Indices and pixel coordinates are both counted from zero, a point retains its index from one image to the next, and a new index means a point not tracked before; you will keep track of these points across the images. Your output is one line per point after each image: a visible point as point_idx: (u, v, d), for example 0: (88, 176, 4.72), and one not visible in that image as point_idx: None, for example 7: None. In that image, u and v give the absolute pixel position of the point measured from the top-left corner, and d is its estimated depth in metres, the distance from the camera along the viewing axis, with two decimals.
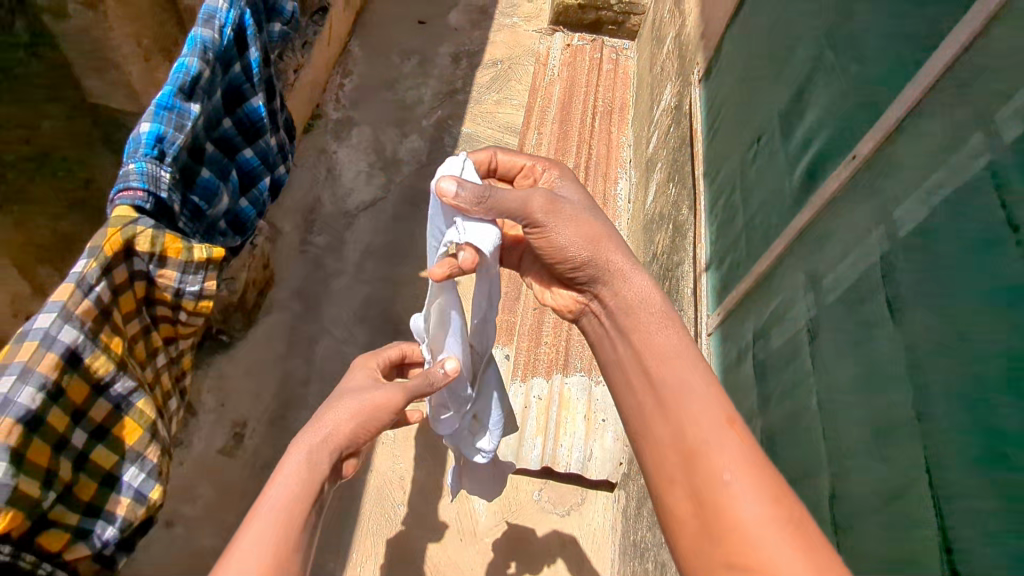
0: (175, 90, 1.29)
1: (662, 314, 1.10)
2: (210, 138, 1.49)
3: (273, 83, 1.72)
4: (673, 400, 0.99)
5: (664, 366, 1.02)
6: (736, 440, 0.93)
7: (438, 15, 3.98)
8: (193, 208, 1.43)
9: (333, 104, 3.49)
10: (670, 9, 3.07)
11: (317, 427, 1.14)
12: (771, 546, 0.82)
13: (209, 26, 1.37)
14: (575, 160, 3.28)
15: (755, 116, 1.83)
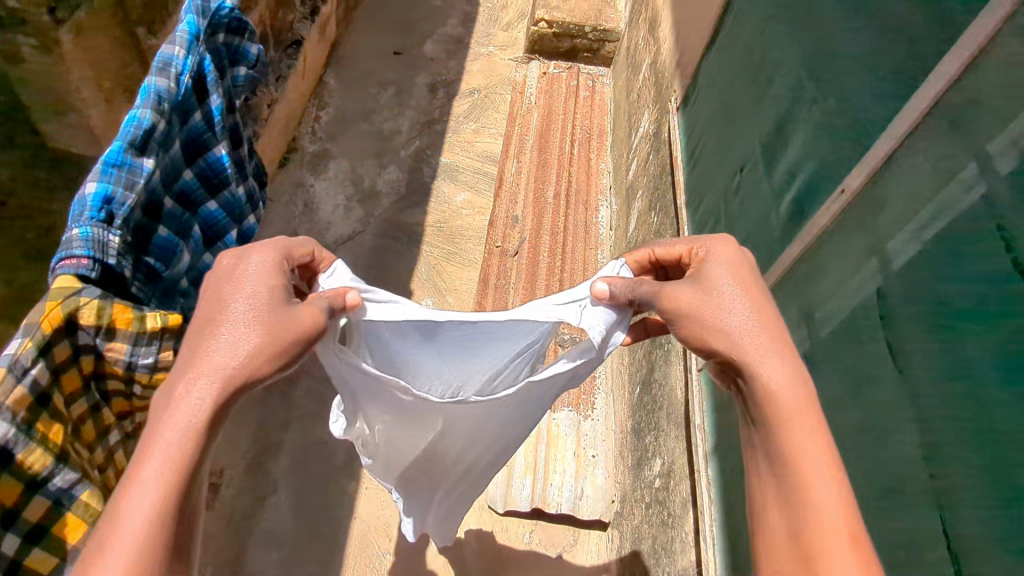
0: (125, 144, 1.11)
1: (810, 420, 1.00)
2: (168, 193, 1.31)
3: (240, 130, 1.55)
4: (801, 510, 0.94)
5: (797, 469, 0.97)
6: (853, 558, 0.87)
7: (413, 46, 3.95)
8: (146, 273, 1.25)
9: (309, 137, 3.42)
10: (645, 37, 3.07)
11: (221, 344, 1.00)
12: None
13: (164, 74, 1.21)
14: (556, 188, 3.26)
15: (737, 146, 1.80)
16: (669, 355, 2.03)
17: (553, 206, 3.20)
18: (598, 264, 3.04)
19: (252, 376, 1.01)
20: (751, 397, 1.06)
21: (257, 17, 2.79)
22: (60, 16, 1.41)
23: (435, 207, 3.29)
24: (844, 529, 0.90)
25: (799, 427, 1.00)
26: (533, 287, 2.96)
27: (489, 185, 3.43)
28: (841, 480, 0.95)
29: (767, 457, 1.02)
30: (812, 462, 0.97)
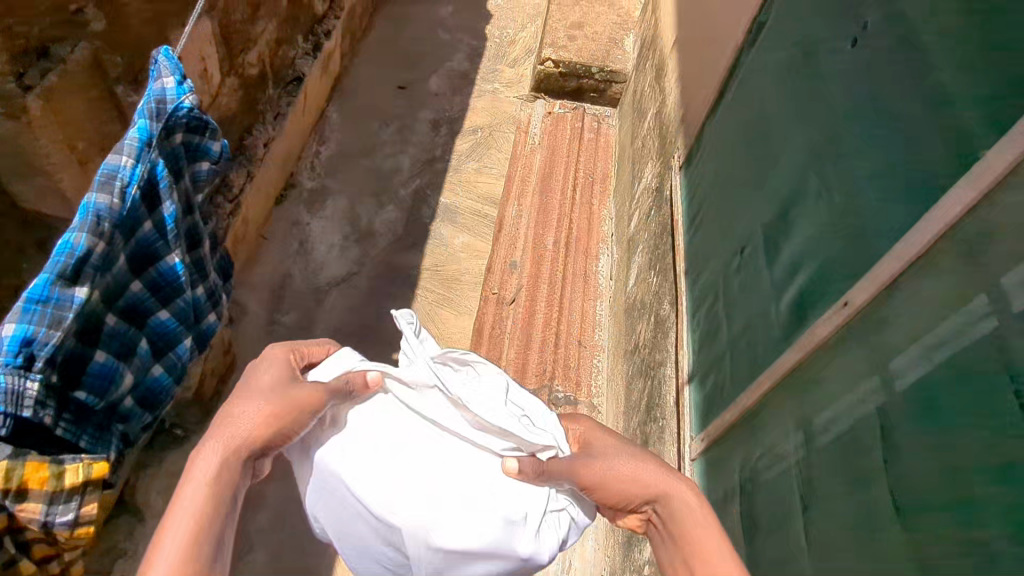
0: (54, 277, 1.10)
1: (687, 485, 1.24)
2: (112, 308, 1.30)
3: (198, 231, 1.52)
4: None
5: (702, 553, 1.13)
6: None
7: (419, 80, 3.88)
8: (77, 407, 1.25)
9: (308, 171, 3.34)
10: (650, 84, 2.99)
11: (222, 425, 1.15)
12: None
13: (106, 189, 1.18)
14: (556, 235, 3.19)
15: (740, 225, 1.74)
16: (664, 433, 1.95)
17: (552, 253, 3.13)
18: (596, 316, 2.96)
19: (254, 441, 1.15)
20: (664, 518, 1.22)
21: (257, 56, 2.74)
22: (30, 83, 1.38)
23: (432, 249, 3.23)
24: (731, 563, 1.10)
25: (667, 488, 1.24)
26: (529, 339, 2.87)
27: (488, 227, 3.36)
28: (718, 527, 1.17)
29: (676, 547, 1.18)
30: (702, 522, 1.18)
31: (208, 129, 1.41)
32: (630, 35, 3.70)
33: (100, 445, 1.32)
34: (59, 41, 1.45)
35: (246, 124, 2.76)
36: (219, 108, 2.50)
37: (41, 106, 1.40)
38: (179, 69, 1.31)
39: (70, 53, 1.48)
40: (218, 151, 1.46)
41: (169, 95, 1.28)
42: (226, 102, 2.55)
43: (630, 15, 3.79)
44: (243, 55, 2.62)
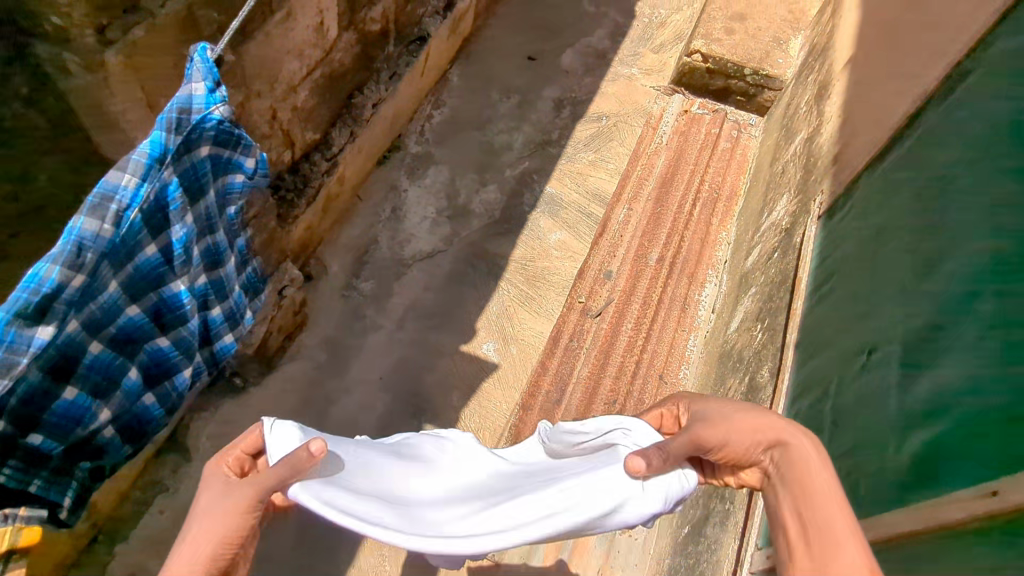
0: (12, 315, 1.02)
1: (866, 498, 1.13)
2: (99, 337, 1.20)
3: (221, 252, 1.40)
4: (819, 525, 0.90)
5: (817, 491, 0.93)
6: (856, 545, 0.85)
7: (551, 53, 3.61)
8: (26, 452, 1.20)
9: (416, 135, 3.21)
10: (808, 102, 2.54)
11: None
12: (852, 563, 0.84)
13: (98, 213, 1.09)
14: (662, 251, 2.86)
15: (874, 321, 1.46)
16: (727, 523, 1.71)
17: (652, 270, 2.82)
18: (686, 352, 2.65)
19: None
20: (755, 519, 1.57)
21: (381, 12, 2.60)
22: (111, 37, 1.33)
23: (525, 240, 3.03)
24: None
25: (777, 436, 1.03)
26: (605, 361, 2.62)
27: (591, 228, 3.10)
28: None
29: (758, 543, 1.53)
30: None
31: (240, 144, 1.30)
32: (798, 38, 3.20)
33: (54, 490, 1.28)
34: None
35: (357, 83, 2.66)
36: (331, 64, 2.40)
37: (118, 62, 1.35)
38: (214, 75, 1.18)
39: (161, 7, 1.39)
40: (250, 169, 1.36)
41: (197, 103, 1.17)
42: (339, 58, 2.44)
43: (803, 12, 3.30)
44: (366, 10, 2.49)
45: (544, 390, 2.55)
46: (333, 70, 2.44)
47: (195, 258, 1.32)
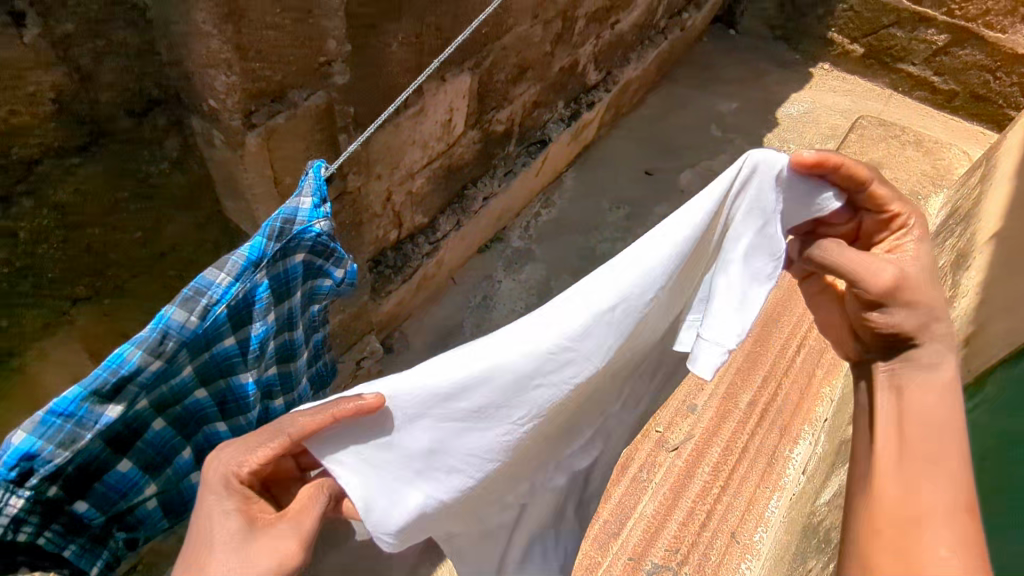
0: (88, 391, 1.08)
1: (951, 432, 1.27)
2: (163, 413, 1.26)
3: (295, 345, 1.44)
4: (920, 463, 1.26)
5: (924, 431, 1.29)
6: (960, 524, 1.19)
7: (669, 171, 3.61)
8: (70, 519, 1.24)
9: (521, 230, 3.27)
10: (943, 268, 2.32)
11: None
12: (944, 531, 1.18)
13: (189, 305, 1.14)
14: (755, 394, 2.65)
15: None
16: None
17: (742, 413, 2.60)
18: (766, 513, 2.39)
19: None
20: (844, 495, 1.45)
21: (508, 115, 2.73)
22: (256, 122, 1.40)
23: None
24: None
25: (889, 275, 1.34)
26: (676, 501, 2.40)
27: None
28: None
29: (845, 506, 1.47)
30: (943, 533, 1.18)
31: (334, 256, 1.34)
32: (939, 196, 3.00)
33: (87, 558, 1.30)
34: (300, 87, 1.46)
35: (473, 176, 2.77)
36: (451, 157, 2.52)
37: (257, 144, 1.42)
38: (322, 191, 1.21)
39: (305, 99, 1.47)
40: (339, 276, 1.38)
41: (302, 217, 1.20)
42: (460, 152, 2.56)
43: (948, 170, 3.12)
44: (494, 112, 2.62)
45: (602, 518, 2.35)
46: (453, 162, 2.55)
47: (267, 353, 1.37)
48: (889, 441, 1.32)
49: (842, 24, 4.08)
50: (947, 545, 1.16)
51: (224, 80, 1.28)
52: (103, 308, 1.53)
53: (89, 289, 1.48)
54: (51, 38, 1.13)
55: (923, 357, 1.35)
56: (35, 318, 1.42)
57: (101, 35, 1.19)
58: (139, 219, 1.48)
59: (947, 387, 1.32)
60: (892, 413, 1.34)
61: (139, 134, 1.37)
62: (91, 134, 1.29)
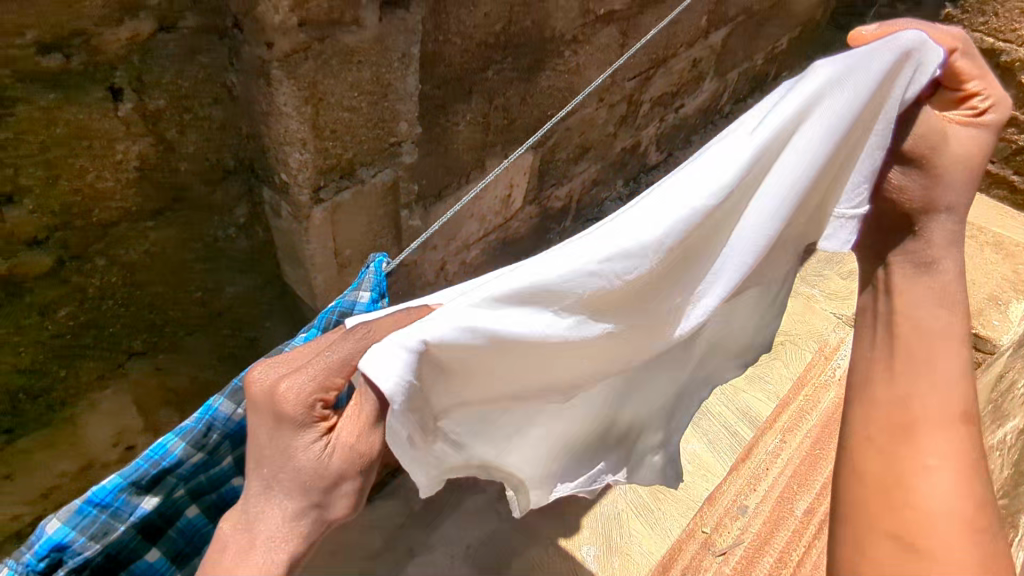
0: (126, 482, 1.10)
1: (948, 348, 1.14)
2: (197, 499, 1.24)
3: None
4: (906, 409, 1.16)
5: (921, 374, 1.15)
6: (941, 476, 1.12)
7: None
8: None
9: None
10: None
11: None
12: (931, 488, 1.12)
13: (236, 397, 1.16)
14: (810, 503, 2.51)
15: None
16: None
17: (798, 523, 2.44)
18: None
19: None
20: None
21: (566, 192, 2.74)
22: (323, 197, 1.42)
23: None
24: (984, 544, 1.08)
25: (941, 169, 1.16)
26: None
27: None
28: (980, 500, 1.12)
29: None
30: (938, 445, 1.14)
31: None
32: None
33: None
34: (369, 164, 1.48)
35: (526, 250, 2.77)
36: (507, 231, 2.53)
37: (322, 218, 1.44)
38: (380, 286, 1.25)
39: (372, 176, 1.49)
40: None
41: (358, 307, 1.24)
42: (516, 226, 2.57)
43: None
44: (553, 189, 2.63)
45: None
46: (509, 235, 2.56)
47: None
48: (881, 376, 1.19)
49: None
50: (936, 455, 1.13)
51: (298, 157, 1.32)
52: (156, 362, 1.55)
53: (146, 344, 1.50)
54: (143, 112, 1.19)
55: (925, 255, 1.16)
56: (91, 370, 1.44)
57: (188, 111, 1.24)
58: (201, 279, 1.51)
59: (957, 306, 1.16)
60: (884, 344, 1.19)
61: (212, 201, 1.41)
62: (166, 199, 1.33)
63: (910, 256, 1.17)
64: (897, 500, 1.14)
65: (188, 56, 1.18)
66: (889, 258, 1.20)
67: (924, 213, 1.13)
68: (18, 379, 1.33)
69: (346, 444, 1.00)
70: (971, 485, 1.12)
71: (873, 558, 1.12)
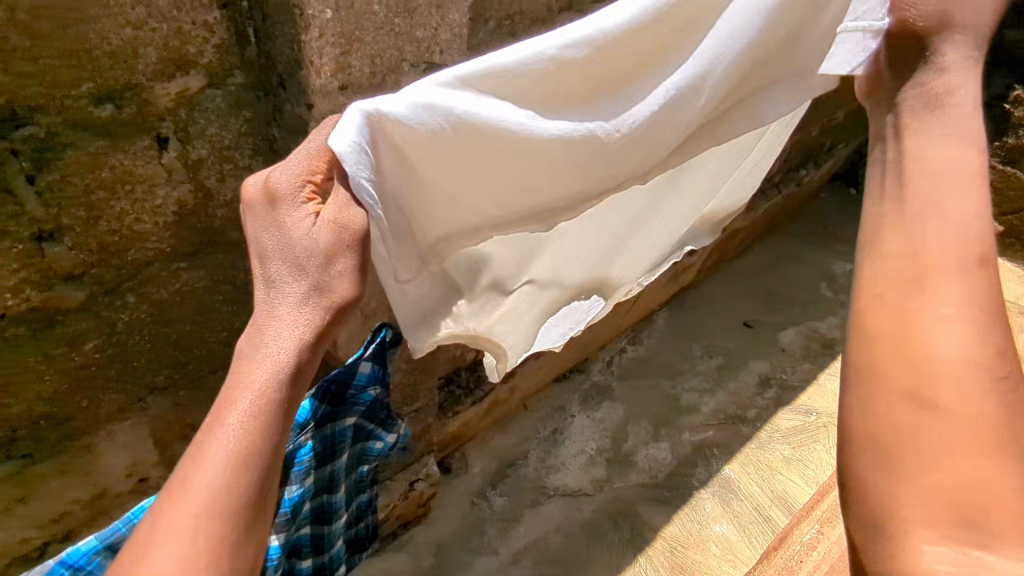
0: (102, 544, 1.07)
1: (963, 189, 0.93)
2: None
3: (331, 508, 1.36)
4: (911, 259, 0.90)
5: (926, 212, 0.93)
6: (960, 330, 0.83)
7: (769, 326, 3.41)
8: None
9: (602, 365, 3.14)
10: None
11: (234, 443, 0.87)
12: (948, 353, 0.82)
13: None
14: None
15: None
16: None
17: None
18: None
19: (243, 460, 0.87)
20: None
21: None
22: None
23: (684, 518, 2.61)
24: (1021, 411, 0.80)
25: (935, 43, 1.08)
26: None
27: (765, 535, 2.58)
28: (1010, 352, 0.83)
29: None
30: (950, 289, 0.86)
31: (386, 420, 1.32)
32: None
33: None
34: None
35: None
36: None
37: None
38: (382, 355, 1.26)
39: None
40: (390, 440, 1.35)
41: (358, 381, 1.24)
42: None
43: None
44: None
45: None
46: None
47: (301, 514, 1.31)
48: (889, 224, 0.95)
49: None
50: (951, 303, 0.85)
51: None
52: (176, 398, 1.56)
53: (168, 380, 1.52)
54: (184, 159, 1.23)
55: (940, 87, 1.00)
56: (112, 402, 1.46)
57: (228, 160, 1.28)
58: (229, 321, 1.53)
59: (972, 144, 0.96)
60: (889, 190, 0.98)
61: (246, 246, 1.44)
62: (200, 243, 1.37)
63: (921, 93, 1.01)
64: (915, 370, 0.83)
65: (233, 109, 1.24)
66: (899, 100, 1.04)
67: (936, 34, 1.01)
68: (41, 406, 1.36)
69: (330, 221, 0.93)
70: (999, 340, 0.82)
71: (879, 431, 0.83)
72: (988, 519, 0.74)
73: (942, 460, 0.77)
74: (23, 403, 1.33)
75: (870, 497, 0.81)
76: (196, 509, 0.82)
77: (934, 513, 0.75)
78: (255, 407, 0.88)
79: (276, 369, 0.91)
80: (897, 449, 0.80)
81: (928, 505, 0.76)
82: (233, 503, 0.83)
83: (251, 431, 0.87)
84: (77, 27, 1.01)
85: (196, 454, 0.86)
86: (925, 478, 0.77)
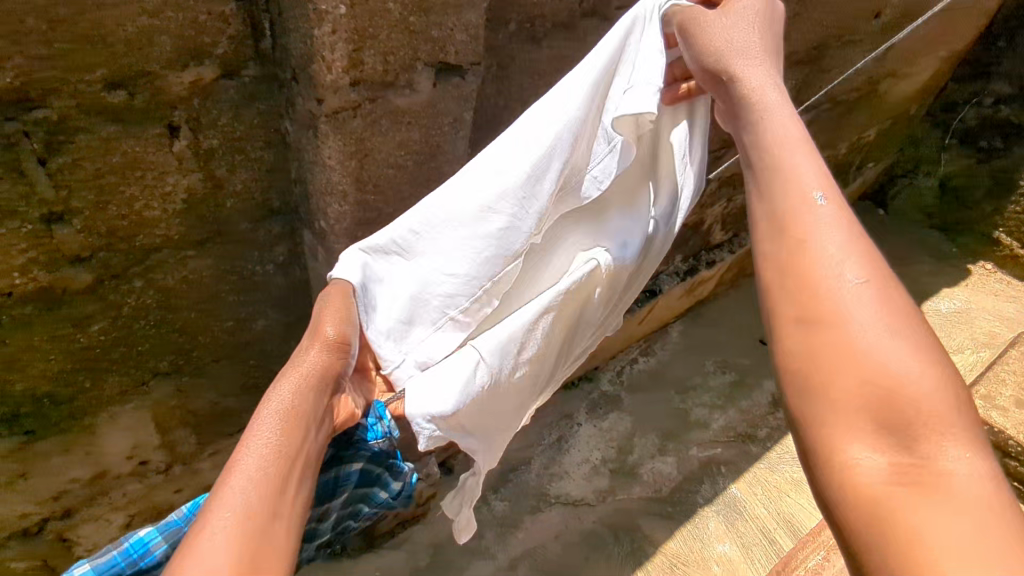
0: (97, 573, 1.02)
1: (795, 150, 0.86)
2: None
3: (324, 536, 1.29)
4: (782, 212, 0.83)
5: (781, 168, 0.86)
6: (840, 259, 0.77)
7: None
8: None
9: (612, 373, 3.09)
10: None
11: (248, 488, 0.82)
12: (840, 289, 0.75)
13: None
14: None
15: None
16: None
17: None
18: None
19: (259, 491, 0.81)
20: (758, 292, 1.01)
21: None
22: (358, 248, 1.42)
23: (686, 535, 2.56)
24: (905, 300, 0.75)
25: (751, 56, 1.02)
26: None
27: (769, 557, 2.53)
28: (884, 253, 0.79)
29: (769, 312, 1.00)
30: (818, 217, 0.80)
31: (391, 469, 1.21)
32: None
33: None
34: None
35: None
36: None
37: None
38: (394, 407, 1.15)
39: None
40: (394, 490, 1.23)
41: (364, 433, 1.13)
42: None
43: None
44: None
45: None
46: None
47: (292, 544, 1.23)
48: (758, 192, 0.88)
49: (1013, 226, 3.23)
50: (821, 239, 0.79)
51: (337, 208, 1.33)
52: (179, 384, 1.57)
53: (171, 366, 1.53)
54: (195, 149, 1.24)
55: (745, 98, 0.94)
56: (114, 384, 1.47)
57: (239, 151, 1.29)
58: (233, 309, 1.53)
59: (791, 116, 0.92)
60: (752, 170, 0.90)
61: (253, 236, 1.44)
62: (209, 232, 1.37)
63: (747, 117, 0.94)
64: (817, 334, 0.74)
65: (246, 101, 1.25)
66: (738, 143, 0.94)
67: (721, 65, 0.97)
68: (45, 384, 1.37)
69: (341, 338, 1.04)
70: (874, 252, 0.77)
71: (793, 366, 0.76)
72: (915, 416, 0.68)
73: (850, 376, 0.71)
74: (28, 380, 1.35)
75: (821, 439, 0.72)
76: (227, 545, 0.74)
77: (852, 426, 0.70)
78: (261, 457, 0.85)
79: (279, 415, 0.89)
80: (801, 374, 0.74)
81: (859, 421, 0.70)
82: (269, 538, 0.77)
83: (270, 467, 0.84)
84: (93, 13, 1.02)
85: (215, 503, 0.79)
86: (836, 398, 0.71)
